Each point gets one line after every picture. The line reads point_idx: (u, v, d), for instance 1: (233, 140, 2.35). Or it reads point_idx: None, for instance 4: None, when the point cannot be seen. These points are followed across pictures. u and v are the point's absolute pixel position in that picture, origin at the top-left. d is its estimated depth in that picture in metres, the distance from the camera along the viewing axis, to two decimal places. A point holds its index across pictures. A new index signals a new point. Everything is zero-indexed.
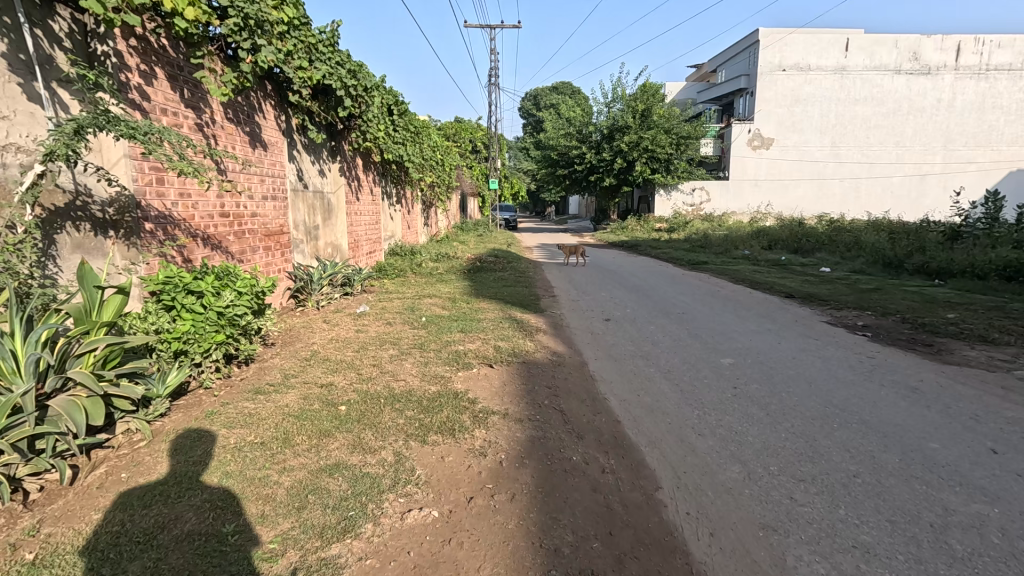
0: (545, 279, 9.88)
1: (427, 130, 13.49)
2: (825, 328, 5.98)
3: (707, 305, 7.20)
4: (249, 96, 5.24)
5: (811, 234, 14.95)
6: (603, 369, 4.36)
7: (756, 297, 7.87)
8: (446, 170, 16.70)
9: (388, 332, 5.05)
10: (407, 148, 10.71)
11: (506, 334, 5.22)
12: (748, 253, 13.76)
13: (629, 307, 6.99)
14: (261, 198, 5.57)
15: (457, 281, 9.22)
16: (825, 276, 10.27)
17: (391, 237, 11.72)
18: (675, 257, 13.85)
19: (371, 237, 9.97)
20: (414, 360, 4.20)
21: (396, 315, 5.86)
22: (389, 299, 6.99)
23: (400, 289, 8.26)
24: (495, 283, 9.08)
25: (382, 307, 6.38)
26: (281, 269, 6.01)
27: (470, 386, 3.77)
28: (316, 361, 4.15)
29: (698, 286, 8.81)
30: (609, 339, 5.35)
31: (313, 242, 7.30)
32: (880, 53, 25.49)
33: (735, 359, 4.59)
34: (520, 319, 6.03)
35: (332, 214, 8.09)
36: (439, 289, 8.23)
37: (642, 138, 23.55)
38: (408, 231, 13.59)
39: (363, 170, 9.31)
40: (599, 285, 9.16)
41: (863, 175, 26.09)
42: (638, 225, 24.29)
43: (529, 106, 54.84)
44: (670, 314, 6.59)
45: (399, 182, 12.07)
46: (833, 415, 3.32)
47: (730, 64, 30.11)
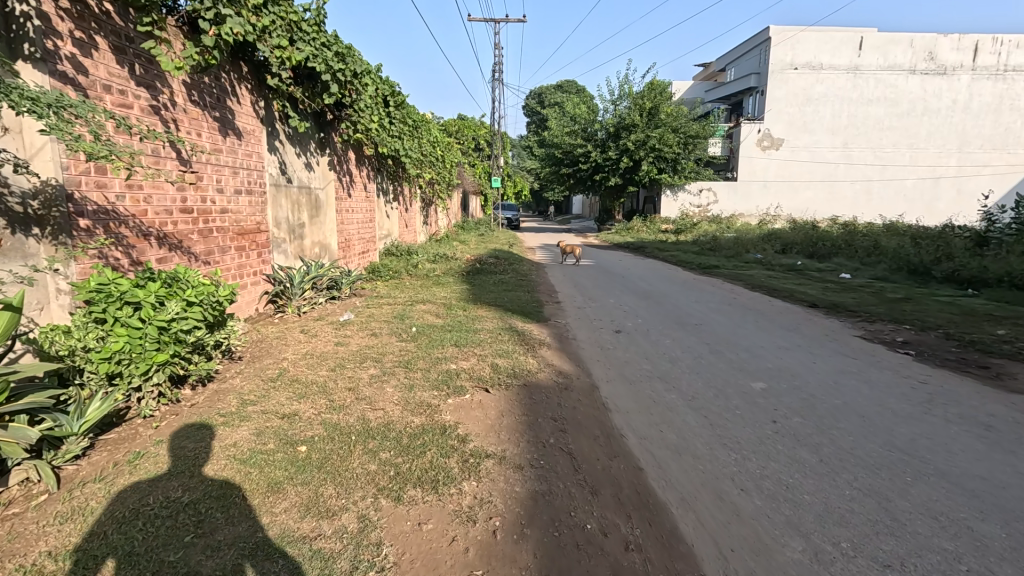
0: (549, 282, 9.29)
1: (427, 125, 12.91)
2: (861, 344, 5.38)
3: (725, 315, 6.60)
4: (219, 77, 4.66)
5: (827, 237, 14.32)
6: (616, 394, 3.76)
7: (777, 307, 7.26)
8: (447, 167, 16.12)
9: (371, 346, 4.48)
10: (404, 142, 10.12)
11: (505, 348, 4.64)
12: (761, 256, 13.14)
13: (640, 317, 6.38)
14: (233, 192, 4.99)
15: (454, 285, 8.64)
16: (846, 283, 9.65)
17: (387, 236, 11.15)
18: (684, 260, 13.24)
19: (364, 236, 9.39)
20: (397, 382, 3.62)
21: (383, 325, 5.28)
22: (378, 305, 6.41)
23: (393, 292, 7.68)
24: (495, 287, 8.50)
25: (370, 314, 5.80)
26: (257, 272, 5.45)
27: (460, 417, 3.18)
28: (282, 382, 3.58)
29: (713, 293, 8.21)
30: (621, 355, 4.74)
31: (297, 242, 6.73)
32: (894, 52, 24.85)
33: (768, 383, 3.98)
34: (520, 330, 5.44)
35: (320, 212, 7.50)
36: (435, 294, 7.65)
37: (649, 137, 22.94)
38: (406, 229, 13.01)
39: (355, 165, 8.73)
40: (606, 290, 8.57)
41: (875, 177, 25.39)
42: (643, 226, 23.67)
43: (533, 104, 54.23)
44: (686, 325, 5.99)
45: (396, 178, 11.50)
46: (902, 464, 2.72)
47: (740, 62, 29.49)
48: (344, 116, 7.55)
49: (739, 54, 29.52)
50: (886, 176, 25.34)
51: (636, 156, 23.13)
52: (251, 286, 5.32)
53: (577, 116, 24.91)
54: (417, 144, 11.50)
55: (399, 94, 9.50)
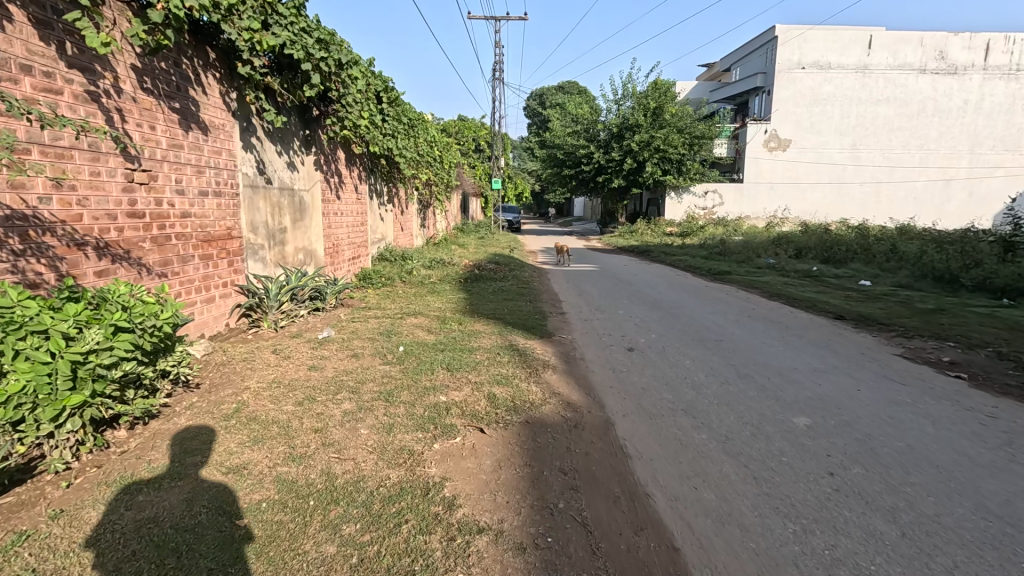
0: (552, 290, 8.71)
1: (423, 124, 12.32)
2: (904, 364, 4.79)
3: (746, 329, 6.01)
4: (178, 63, 4.11)
5: (841, 241, 13.73)
6: (636, 432, 3.18)
7: (801, 319, 6.67)
8: (445, 168, 15.54)
9: (350, 371, 3.89)
10: (398, 141, 9.54)
11: (503, 372, 4.06)
12: (773, 261, 12.55)
13: (654, 331, 5.81)
14: (198, 194, 4.42)
15: (450, 293, 8.06)
16: (868, 291, 9.07)
17: (381, 240, 10.57)
18: (692, 264, 12.63)
19: (355, 241, 8.80)
20: (375, 421, 3.04)
21: (366, 343, 4.70)
22: (365, 318, 5.83)
23: (384, 303, 7.10)
24: (494, 296, 7.91)
25: (354, 329, 5.22)
26: (227, 284, 4.89)
27: (448, 469, 2.60)
28: (237, 421, 2.99)
29: (729, 303, 7.62)
30: (637, 379, 4.17)
31: (277, 248, 6.18)
32: (905, 51, 24.25)
33: (813, 416, 3.41)
34: (521, 348, 4.86)
35: (304, 215, 6.92)
36: (430, 304, 7.07)
37: (654, 137, 22.35)
38: (401, 233, 12.45)
39: (345, 165, 8.17)
40: (614, 298, 7.99)
41: (885, 178, 24.82)
42: (648, 229, 23.07)
43: (534, 105, 53.73)
44: (705, 341, 5.42)
45: (391, 179, 10.92)
46: (1007, 540, 2.14)
47: (745, 62, 28.91)
48: (330, 110, 6.98)
49: (745, 53, 28.94)
50: (896, 178, 24.77)
51: (641, 158, 22.53)
52: (220, 300, 4.77)
53: (579, 116, 24.34)
54: (412, 143, 10.92)
55: (392, 89, 8.92)
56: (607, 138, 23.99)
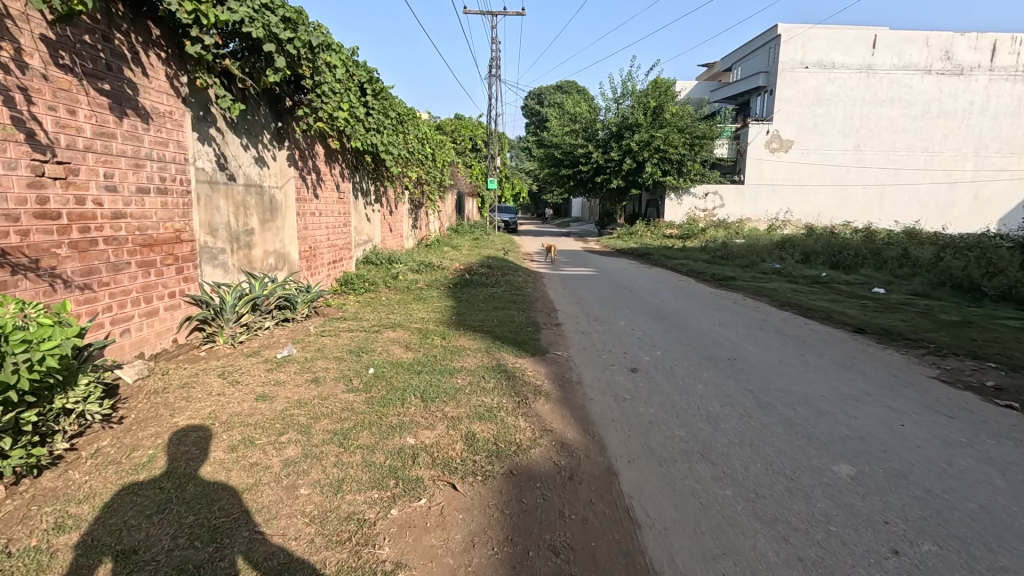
0: (547, 297, 8.13)
1: (413, 120, 11.71)
2: (945, 389, 4.22)
3: (760, 345, 5.44)
4: (108, 38, 3.51)
5: (849, 245, 13.20)
6: (645, 487, 2.60)
7: (818, 334, 6.08)
8: (438, 167, 14.94)
9: (305, 402, 3.29)
10: (384, 136, 8.93)
11: (486, 403, 3.47)
12: (779, 266, 11.99)
13: (659, 347, 5.23)
14: (136, 191, 3.82)
15: (437, 300, 7.47)
16: (884, 301, 8.52)
17: (366, 242, 9.96)
18: (695, 269, 12.06)
19: (336, 244, 8.19)
20: (322, 476, 2.44)
21: (331, 364, 4.09)
22: (336, 330, 5.23)
23: (363, 312, 6.51)
24: (484, 304, 7.32)
25: (320, 345, 4.60)
26: (175, 294, 4.28)
27: (404, 551, 2.01)
28: (147, 476, 2.38)
29: (738, 313, 7.06)
30: (643, 410, 3.58)
31: (242, 252, 5.57)
32: (910, 51, 23.76)
33: (856, 464, 2.83)
34: (510, 369, 4.26)
35: (276, 215, 6.32)
36: (412, 313, 6.45)
37: (654, 137, 21.80)
38: (390, 234, 11.85)
39: (324, 161, 7.57)
40: (614, 307, 7.41)
41: (888, 181, 24.34)
42: (647, 231, 22.50)
43: (533, 105, 53.18)
44: (716, 359, 4.84)
45: (378, 177, 10.31)
46: None
47: (746, 61, 28.42)
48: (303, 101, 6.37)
49: (746, 52, 28.42)
50: (900, 181, 24.27)
51: (640, 158, 21.97)
52: (165, 313, 4.16)
53: (578, 114, 23.78)
54: (400, 140, 10.31)
55: (376, 80, 8.31)
56: (606, 137, 23.41)
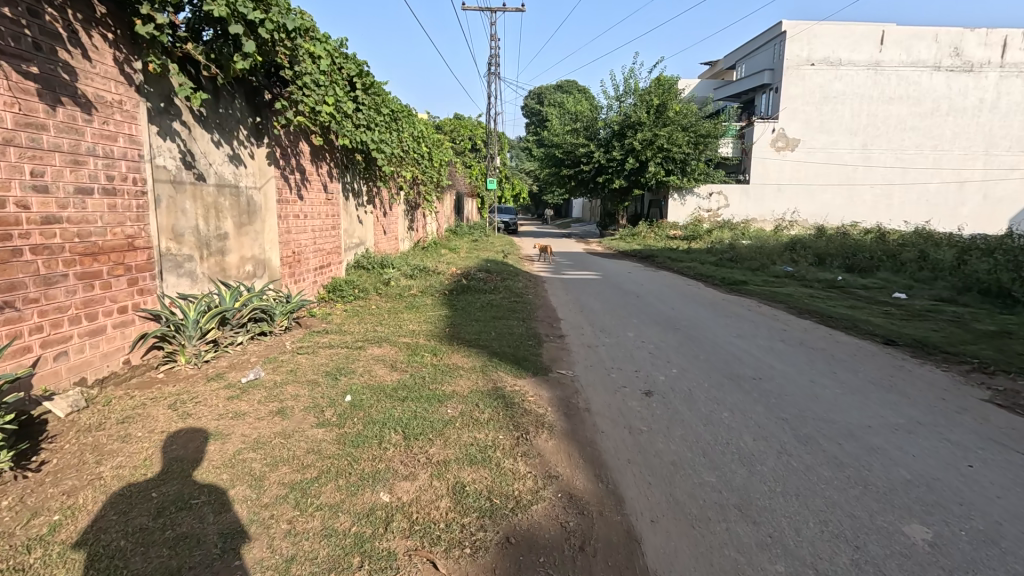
0: (549, 304, 7.62)
1: (408, 117, 11.21)
2: (1006, 416, 3.69)
3: (786, 360, 4.92)
4: (35, 11, 3.00)
5: (863, 247, 12.68)
6: (676, 559, 2.09)
7: (847, 347, 5.54)
8: (435, 167, 14.43)
9: (263, 442, 2.77)
10: (376, 134, 8.42)
11: (480, 440, 2.94)
12: (791, 269, 11.46)
13: (673, 364, 4.73)
14: (74, 193, 3.31)
15: (431, 309, 6.95)
16: (909, 307, 7.99)
17: (358, 245, 9.45)
18: (702, 272, 11.54)
19: (323, 249, 7.66)
20: (266, 554, 1.92)
21: (303, 389, 3.56)
22: (314, 346, 4.70)
23: (349, 323, 5.98)
24: (481, 313, 6.79)
25: (293, 365, 4.07)
26: (127, 309, 3.76)
27: None
28: (41, 556, 1.87)
29: (756, 323, 6.54)
30: (664, 447, 3.07)
31: (213, 260, 5.05)
32: (919, 47, 23.25)
33: (932, 525, 2.31)
34: (509, 395, 3.74)
35: (254, 218, 5.81)
36: (402, 325, 5.92)
37: (657, 135, 21.31)
38: (384, 236, 11.33)
39: (310, 159, 7.07)
40: (621, 315, 6.90)
41: (897, 180, 23.81)
42: (650, 232, 21.98)
43: (533, 104, 52.77)
44: (739, 379, 4.33)
45: (370, 177, 9.81)
46: None
47: (750, 59, 27.94)
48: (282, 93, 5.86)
49: (751, 50, 27.93)
50: (908, 180, 23.73)
51: (643, 157, 21.48)
52: (115, 331, 3.64)
53: (579, 113, 23.28)
54: (393, 138, 9.81)
55: (367, 74, 7.81)
56: (608, 136, 22.92)
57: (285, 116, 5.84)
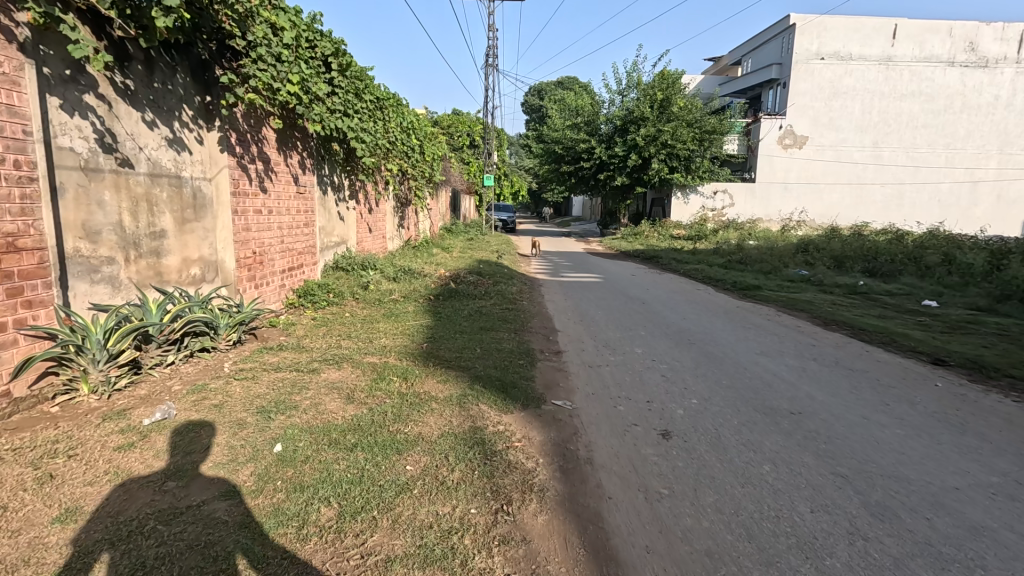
0: (545, 312, 6.83)
1: (396, 106, 10.42)
2: None
3: (826, 387, 4.14)
4: None
5: (883, 250, 11.90)
6: None
7: (891, 369, 4.75)
8: (427, 161, 13.63)
9: (135, 526, 1.98)
10: (355, 122, 7.61)
11: (442, 521, 2.15)
12: (807, 273, 10.68)
13: (692, 393, 3.93)
14: None
15: (411, 318, 6.15)
16: (945, 317, 7.21)
17: (337, 244, 8.65)
18: (710, 275, 10.74)
19: (292, 248, 6.83)
20: None
21: (222, 435, 2.77)
22: (258, 368, 3.89)
23: (312, 336, 5.17)
24: (467, 323, 6.00)
25: (221, 397, 3.27)
26: (6, 326, 2.96)
27: None
28: None
29: (779, 337, 5.75)
30: (694, 525, 2.27)
31: (144, 263, 4.25)
32: (932, 42, 22.49)
33: None
34: (488, 442, 2.93)
35: (202, 213, 5.01)
36: (373, 338, 5.11)
37: (661, 131, 20.52)
38: (369, 235, 10.53)
39: (276, 147, 6.26)
40: (627, 327, 6.09)
41: (908, 179, 22.99)
42: (653, 231, 21.19)
43: (533, 101, 51.98)
44: (773, 415, 3.53)
45: (352, 170, 9.01)
46: None
47: (757, 53, 27.15)
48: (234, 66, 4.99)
49: (757, 44, 27.11)
50: (919, 179, 22.94)
51: (646, 153, 20.71)
52: None
53: (580, 107, 22.47)
54: (376, 128, 8.98)
55: (343, 54, 6.99)
56: (610, 131, 22.13)
57: (234, 91, 4.90)
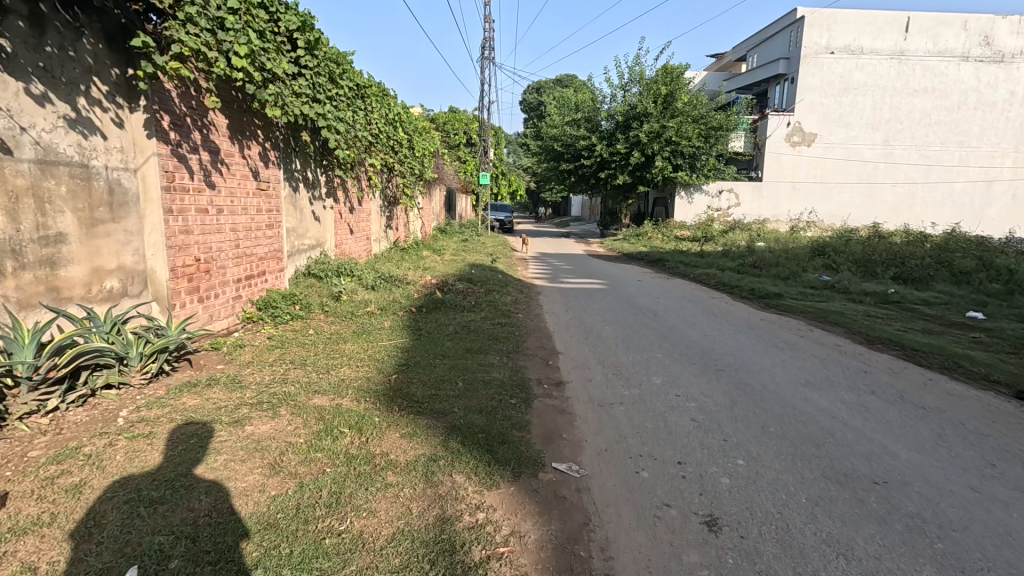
0: (543, 327, 5.91)
1: (379, 95, 9.47)
2: None
3: (905, 437, 3.22)
4: None
5: (909, 254, 11.00)
6: None
7: (972, 407, 3.82)
8: (417, 156, 12.69)
9: None
10: (327, 109, 6.66)
11: None
12: (829, 279, 9.77)
13: (736, 450, 3.00)
14: None
15: (385, 337, 5.22)
16: (1000, 333, 6.31)
17: (310, 248, 7.71)
18: (724, 281, 9.82)
19: (250, 253, 5.89)
20: None
21: (50, 551, 1.85)
22: (162, 415, 2.96)
23: (258, 362, 4.24)
24: (451, 343, 5.06)
25: (84, 471, 2.33)
26: None
27: None
28: None
29: (822, 362, 4.83)
30: None
31: (28, 278, 3.35)
32: (946, 35, 21.65)
33: None
34: (457, 552, 2.01)
35: (121, 213, 4.06)
36: (332, 366, 4.16)
37: (665, 127, 19.57)
38: (351, 237, 9.59)
39: (227, 136, 5.31)
40: (641, 347, 5.17)
41: (920, 179, 22.10)
42: (656, 232, 20.27)
43: (533, 99, 51.00)
44: (851, 487, 2.61)
45: (329, 165, 8.08)
46: None
47: (763, 48, 26.26)
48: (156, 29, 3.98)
49: (764, 38, 26.19)
50: (932, 179, 22.05)
51: (649, 150, 19.78)
52: None
53: (580, 103, 21.50)
54: (355, 118, 8.02)
55: (311, 28, 6.05)
56: (611, 128, 21.19)
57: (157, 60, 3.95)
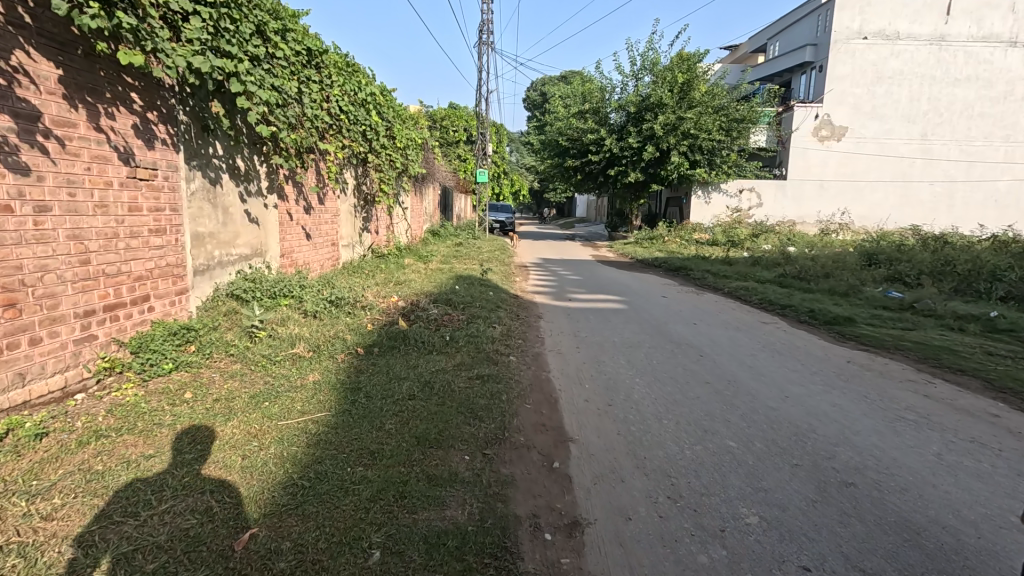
0: (544, 384, 3.97)
1: (341, 66, 7.59)
2: None
3: None
4: None
5: (992, 263, 9.05)
6: None
7: None
8: (399, 147, 10.84)
9: None
10: (245, 67, 4.78)
11: None
12: (903, 297, 7.83)
13: None
14: None
15: (298, 410, 3.31)
16: None
17: (240, 260, 5.85)
18: (770, 299, 7.92)
19: (118, 271, 4.01)
20: None
21: None
22: None
23: (24, 485, 2.31)
24: (394, 421, 3.13)
25: None
26: None
27: None
28: None
29: (1006, 463, 2.89)
30: None
31: None
32: (991, 18, 19.68)
33: None
34: None
35: None
36: (148, 493, 2.26)
37: (682, 119, 17.61)
38: (307, 243, 7.72)
39: (56, 95, 3.44)
40: (698, 429, 3.23)
41: (960, 176, 20.03)
42: (671, 235, 18.39)
43: (536, 98, 49.29)
44: None
45: (267, 150, 6.21)
46: None
47: (787, 35, 24.30)
48: None
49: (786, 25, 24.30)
50: (974, 177, 19.98)
51: (664, 145, 17.86)
52: None
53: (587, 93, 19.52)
54: (301, 90, 6.15)
55: None
56: (622, 120, 19.29)
57: None
